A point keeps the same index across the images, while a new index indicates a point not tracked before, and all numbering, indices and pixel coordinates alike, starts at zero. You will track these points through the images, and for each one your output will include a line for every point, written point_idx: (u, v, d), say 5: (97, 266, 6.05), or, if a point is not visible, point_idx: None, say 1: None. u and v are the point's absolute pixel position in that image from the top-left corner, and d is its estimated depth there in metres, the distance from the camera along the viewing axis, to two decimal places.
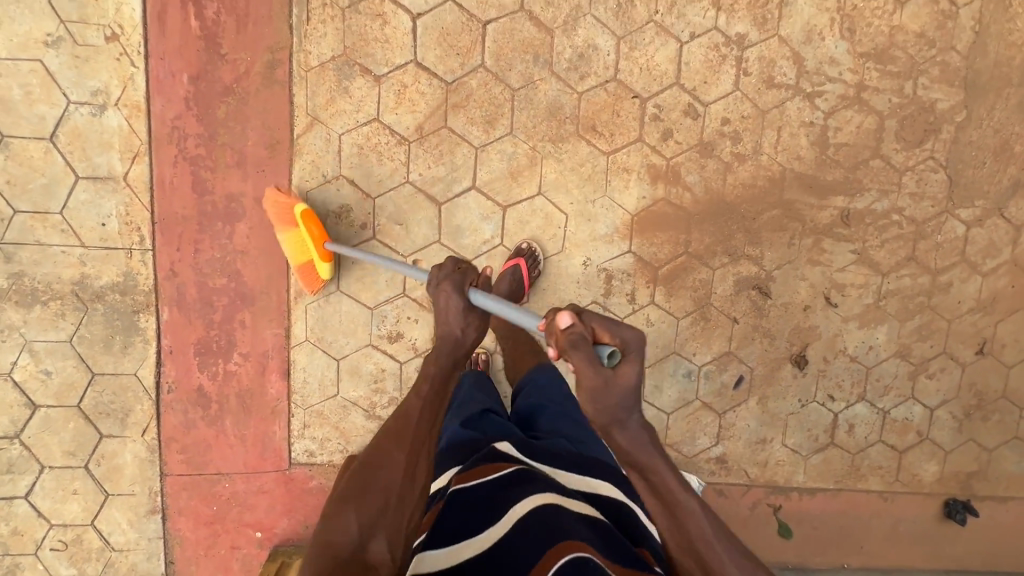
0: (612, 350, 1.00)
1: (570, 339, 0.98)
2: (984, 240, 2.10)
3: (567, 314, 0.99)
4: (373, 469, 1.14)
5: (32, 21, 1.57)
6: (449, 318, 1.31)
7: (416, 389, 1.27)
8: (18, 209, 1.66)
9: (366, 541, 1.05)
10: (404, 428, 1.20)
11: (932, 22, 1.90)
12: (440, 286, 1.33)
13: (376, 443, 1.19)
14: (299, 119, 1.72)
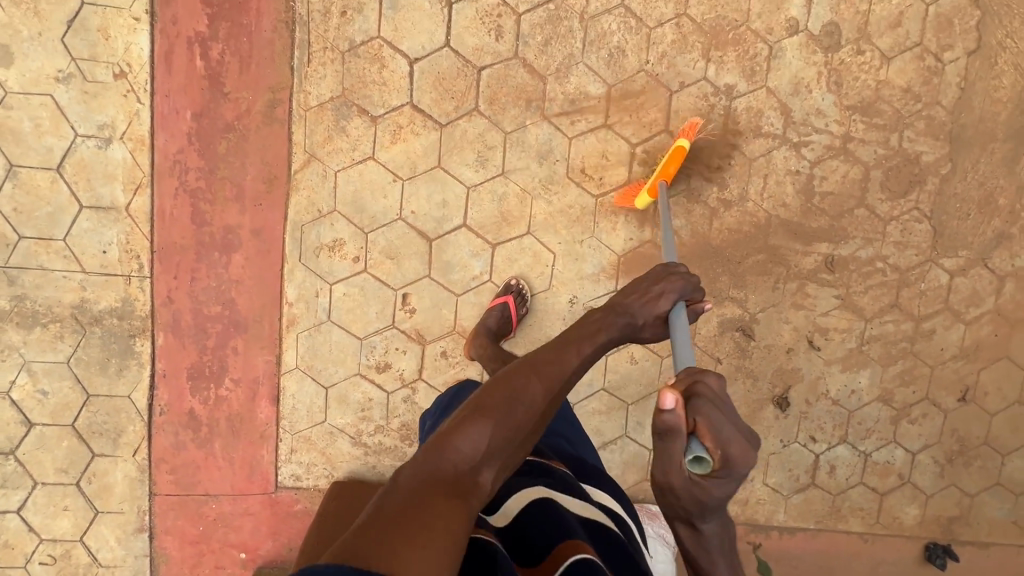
0: (704, 459, 0.82)
1: (664, 430, 0.81)
2: (967, 290, 2.13)
3: (672, 401, 0.81)
4: (511, 396, 1.04)
5: (44, 57, 1.63)
6: (633, 306, 1.26)
7: (579, 348, 1.16)
8: (23, 235, 1.72)
9: (479, 471, 0.94)
10: (557, 374, 1.10)
11: (918, 77, 1.94)
12: (666, 281, 1.28)
13: (522, 372, 1.08)
14: (297, 156, 1.78)
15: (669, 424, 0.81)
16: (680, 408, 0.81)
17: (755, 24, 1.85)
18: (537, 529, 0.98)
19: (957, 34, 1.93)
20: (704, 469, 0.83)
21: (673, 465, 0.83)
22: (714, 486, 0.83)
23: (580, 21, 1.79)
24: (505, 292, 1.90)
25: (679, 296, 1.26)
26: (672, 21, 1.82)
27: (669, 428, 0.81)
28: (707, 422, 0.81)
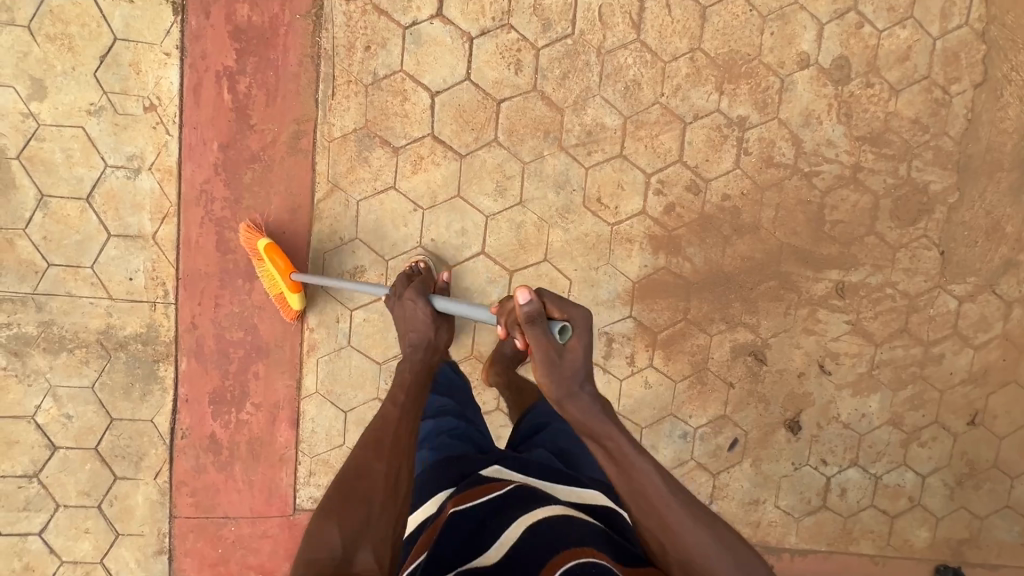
0: (564, 326, 1.11)
1: (527, 314, 1.10)
2: (976, 315, 2.16)
3: (524, 291, 1.11)
4: (351, 480, 1.14)
5: (77, 91, 1.67)
6: (415, 327, 1.41)
7: (393, 398, 1.30)
8: (52, 262, 1.75)
9: (351, 556, 1.01)
10: (380, 435, 1.22)
11: (926, 109, 1.99)
12: (402, 296, 1.46)
13: (356, 454, 1.19)
14: (320, 185, 1.81)
15: (529, 311, 1.11)
16: (532, 297, 1.12)
17: (767, 58, 1.90)
18: (519, 559, 0.96)
19: (964, 67, 1.98)
20: (569, 334, 1.11)
21: (546, 342, 1.09)
22: (580, 344, 1.10)
23: (597, 55, 1.84)
24: None
25: (428, 292, 1.46)
26: (686, 55, 1.87)
27: (531, 312, 1.11)
28: (550, 302, 1.13)
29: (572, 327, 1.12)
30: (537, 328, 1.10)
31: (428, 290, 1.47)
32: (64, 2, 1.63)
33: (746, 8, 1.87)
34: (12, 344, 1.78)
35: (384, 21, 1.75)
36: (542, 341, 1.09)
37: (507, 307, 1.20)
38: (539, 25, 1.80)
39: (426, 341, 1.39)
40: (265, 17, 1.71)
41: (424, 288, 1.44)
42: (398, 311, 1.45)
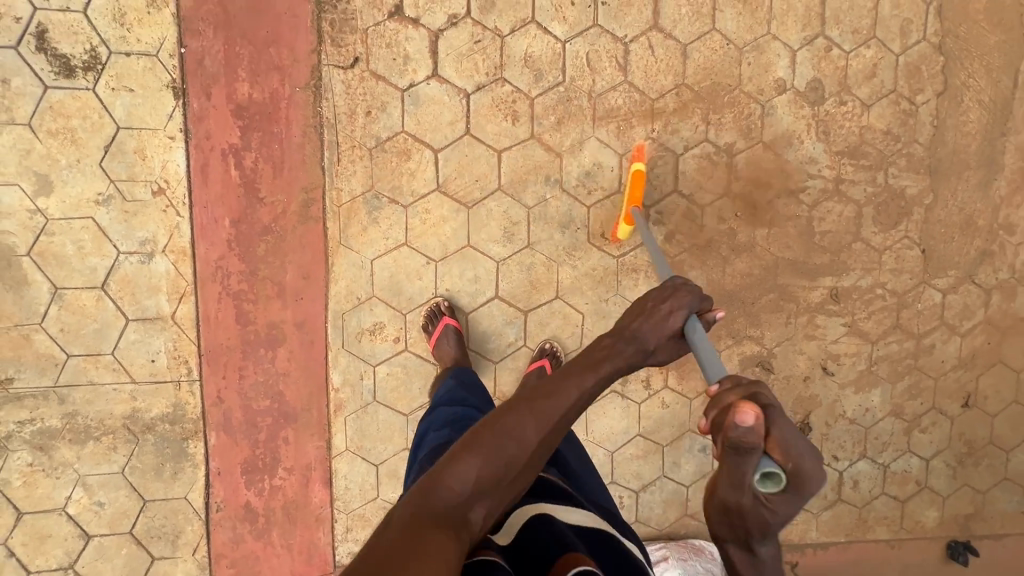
0: (777, 473, 0.79)
1: (735, 441, 0.78)
2: (960, 305, 2.31)
3: (749, 412, 0.78)
4: (505, 432, 0.95)
5: (83, 183, 1.68)
6: (646, 319, 1.16)
7: (581, 380, 1.03)
8: (72, 353, 1.75)
9: (469, 512, 0.88)
10: (552, 407, 0.99)
11: (896, 120, 2.12)
12: (675, 296, 1.21)
13: (518, 408, 0.99)
14: (333, 249, 1.85)
15: (740, 437, 0.78)
16: (758, 422, 0.78)
17: (747, 87, 2.00)
18: (537, 544, 0.96)
19: (926, 79, 2.11)
20: (779, 489, 0.80)
21: (740, 482, 0.81)
22: (785, 503, 0.81)
23: (588, 99, 1.91)
24: (540, 355, 1.97)
25: (692, 309, 1.20)
26: (672, 91, 1.96)
27: (743, 442, 0.78)
28: (780, 437, 0.79)
29: (784, 480, 0.79)
30: (742, 464, 0.80)
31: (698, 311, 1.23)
32: (64, 97, 1.63)
33: (723, 42, 1.96)
34: (37, 439, 1.77)
35: (382, 86, 1.79)
36: (735, 478, 0.81)
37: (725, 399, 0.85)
38: (531, 75, 1.87)
39: (642, 348, 1.12)
40: (265, 93, 1.73)
41: (698, 301, 1.19)
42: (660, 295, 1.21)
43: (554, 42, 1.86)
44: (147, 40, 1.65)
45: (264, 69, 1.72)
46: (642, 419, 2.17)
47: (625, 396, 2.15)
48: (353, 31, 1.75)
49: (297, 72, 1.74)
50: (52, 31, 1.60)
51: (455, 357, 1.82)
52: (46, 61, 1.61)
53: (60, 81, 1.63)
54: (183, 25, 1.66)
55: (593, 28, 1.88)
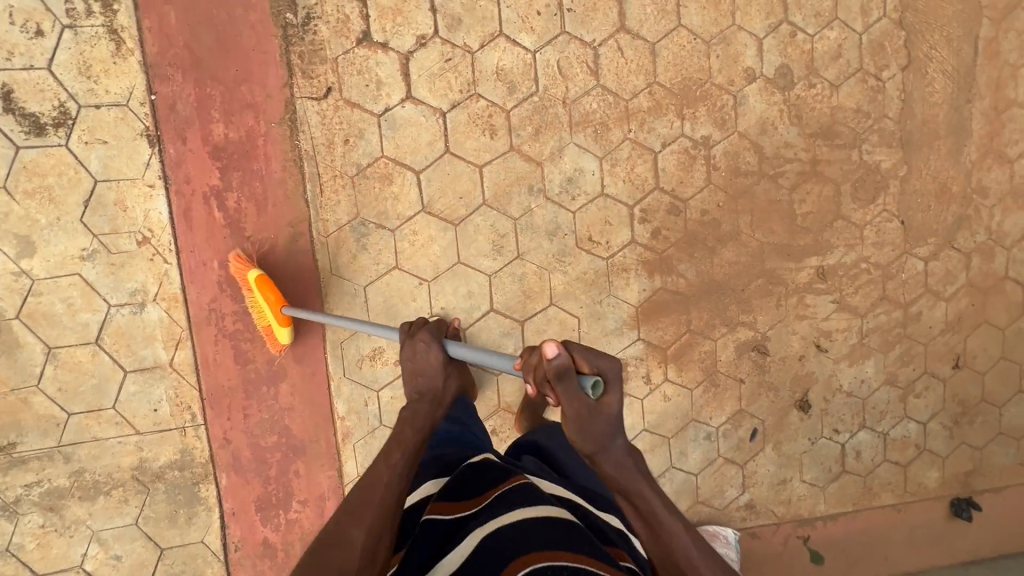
0: (595, 380, 0.98)
1: (555, 368, 0.97)
2: (942, 271, 2.36)
3: (551, 344, 0.98)
4: (328, 545, 1.04)
5: (66, 239, 1.66)
6: (424, 372, 1.24)
7: (387, 458, 1.15)
8: (72, 411, 1.74)
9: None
10: (365, 498, 1.09)
11: (864, 98, 2.16)
12: (418, 336, 1.25)
13: (340, 518, 1.07)
14: (325, 279, 1.85)
15: (558, 366, 0.98)
16: (561, 351, 0.98)
17: (718, 79, 2.03)
18: (486, 561, 0.94)
19: (890, 54, 2.16)
20: (603, 390, 0.99)
21: (579, 400, 0.98)
22: (614, 400, 0.99)
23: (563, 106, 1.93)
24: None
25: (440, 335, 1.25)
26: (645, 90, 1.98)
27: (560, 368, 0.98)
28: (581, 354, 0.99)
29: (603, 381, 0.99)
30: (569, 385, 0.98)
31: (443, 332, 1.28)
32: (37, 155, 1.61)
33: (691, 38, 1.98)
34: (46, 500, 1.76)
35: (358, 113, 1.79)
36: (575, 401, 0.98)
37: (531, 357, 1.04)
38: (505, 88, 1.88)
39: (433, 390, 1.23)
40: (241, 131, 1.72)
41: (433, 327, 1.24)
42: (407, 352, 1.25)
43: (524, 53, 1.87)
44: (115, 90, 1.63)
45: (237, 108, 1.71)
46: (646, 415, 2.20)
47: (628, 393, 2.17)
48: (323, 61, 1.75)
49: (270, 107, 1.73)
50: (18, 90, 1.58)
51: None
52: (15, 121, 1.59)
53: (32, 140, 1.61)
54: (151, 71, 1.65)
55: (561, 35, 1.89)
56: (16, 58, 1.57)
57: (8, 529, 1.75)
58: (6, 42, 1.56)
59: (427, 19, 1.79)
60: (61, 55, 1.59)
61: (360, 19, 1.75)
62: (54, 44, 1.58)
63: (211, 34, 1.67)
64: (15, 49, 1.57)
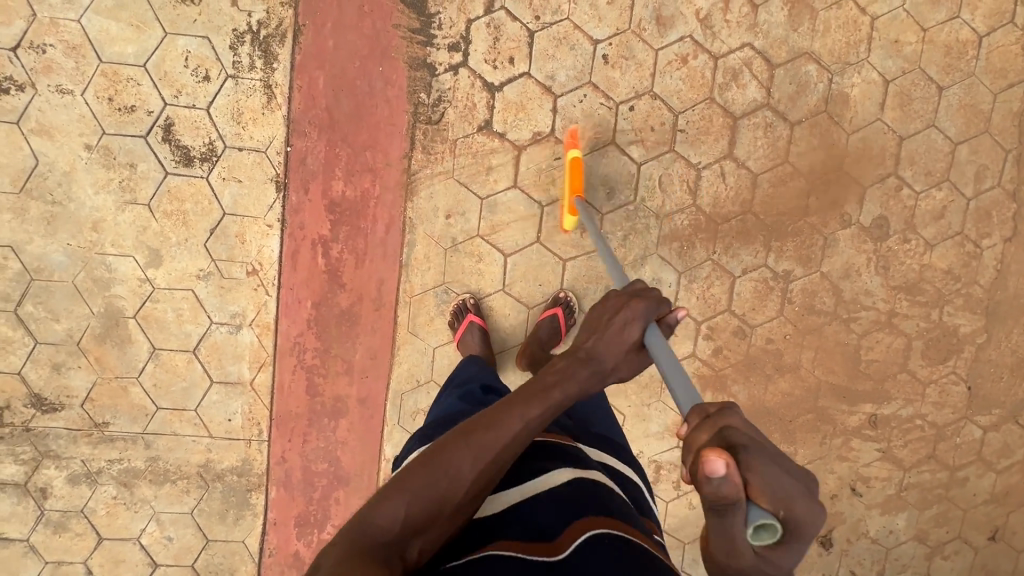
0: (769, 525, 0.67)
1: (714, 496, 0.66)
2: (999, 443, 2.31)
3: (720, 460, 0.65)
4: (436, 470, 0.93)
5: (189, 258, 1.85)
6: (597, 343, 1.06)
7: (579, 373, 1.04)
8: (160, 406, 1.94)
9: (401, 548, 0.88)
10: (490, 444, 0.94)
11: (958, 261, 2.13)
12: (631, 303, 1.09)
13: (455, 442, 0.96)
14: (400, 334, 1.98)
15: (717, 494, 0.66)
16: (732, 474, 0.66)
17: (813, 219, 2.05)
18: (557, 502, 0.98)
19: (995, 224, 2.12)
20: (777, 536, 0.68)
21: (732, 540, 0.69)
22: (786, 544, 0.70)
23: (655, 219, 1.99)
24: (554, 304, 1.96)
25: (650, 318, 1.08)
26: (738, 217, 2.02)
27: (722, 499, 0.66)
28: (763, 484, 0.66)
29: (779, 528, 0.67)
30: (726, 520, 0.68)
31: (656, 317, 1.09)
32: (181, 183, 1.80)
33: (795, 175, 2.01)
34: (122, 476, 1.97)
35: (465, 193, 1.90)
36: (729, 536, 0.69)
37: (699, 439, 0.74)
38: (604, 193, 1.95)
39: (600, 368, 1.04)
40: (357, 191, 1.87)
41: (655, 309, 1.06)
42: (610, 306, 1.10)
43: (630, 163, 1.94)
44: (258, 138, 1.80)
45: (358, 170, 1.86)
46: (669, 519, 2.22)
47: (654, 495, 2.20)
48: (444, 141, 1.87)
49: (387, 174, 1.87)
50: (177, 124, 1.77)
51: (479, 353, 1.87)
52: (169, 150, 1.78)
53: (179, 169, 1.80)
54: (292, 126, 1.81)
55: (669, 153, 1.95)
56: (182, 96, 1.76)
57: (86, 494, 1.97)
58: (178, 81, 1.75)
59: (547, 118, 1.88)
60: (219, 100, 1.77)
61: (485, 108, 1.86)
62: (216, 90, 1.76)
63: (350, 100, 1.81)
64: (183, 89, 1.75)
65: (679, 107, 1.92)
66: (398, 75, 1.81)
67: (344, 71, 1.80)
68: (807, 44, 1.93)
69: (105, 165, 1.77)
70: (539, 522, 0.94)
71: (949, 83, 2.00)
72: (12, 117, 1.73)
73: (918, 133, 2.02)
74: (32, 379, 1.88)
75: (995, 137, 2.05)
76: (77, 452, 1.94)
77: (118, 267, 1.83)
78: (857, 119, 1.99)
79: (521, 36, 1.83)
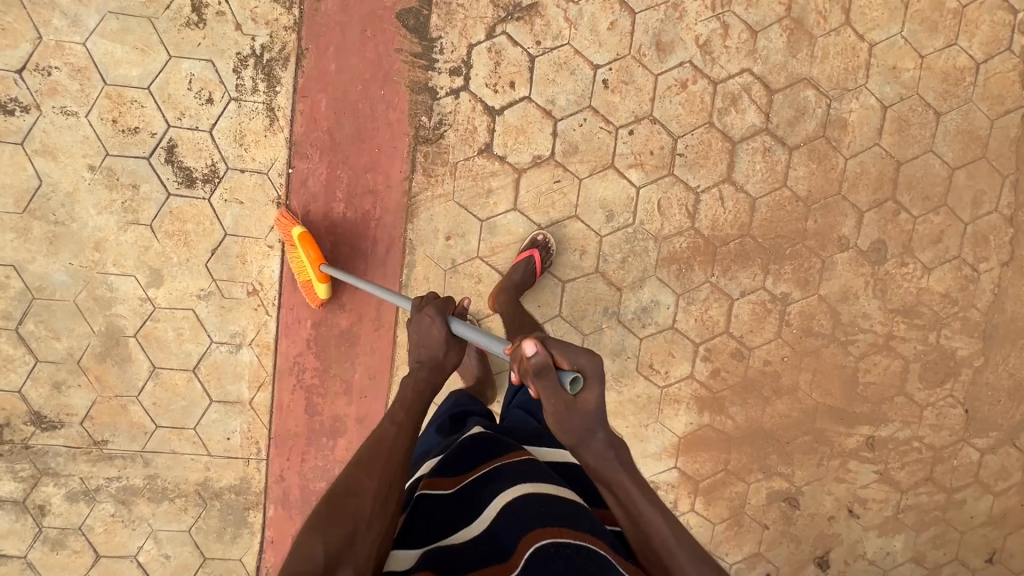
0: (574, 376, 1.01)
1: (534, 365, 1.01)
2: (997, 465, 2.31)
3: (531, 342, 1.02)
4: (341, 495, 1.04)
5: (190, 278, 1.86)
6: (426, 343, 1.26)
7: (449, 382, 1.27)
8: (160, 424, 1.94)
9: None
10: (377, 454, 1.11)
11: (956, 284, 2.14)
12: (423, 310, 1.28)
13: (353, 472, 1.08)
14: (399, 353, 1.98)
15: (537, 363, 1.01)
16: (540, 350, 1.01)
17: (811, 242, 2.06)
18: (505, 526, 0.98)
19: (993, 248, 2.13)
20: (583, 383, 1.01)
21: (557, 396, 1.01)
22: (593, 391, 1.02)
23: (654, 241, 2.00)
24: (531, 246, 1.90)
25: (446, 311, 1.29)
26: (736, 240, 2.03)
27: (539, 365, 1.01)
28: (562, 351, 1.02)
29: (583, 377, 1.01)
30: (547, 382, 1.01)
31: (449, 309, 1.31)
32: (183, 204, 1.82)
33: (793, 199, 2.02)
34: (120, 494, 1.98)
35: (465, 215, 1.92)
36: (554, 395, 1.01)
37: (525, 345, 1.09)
38: (604, 216, 1.97)
39: (435, 362, 1.25)
40: (358, 213, 1.88)
41: (445, 301, 1.28)
42: (413, 324, 1.28)
43: (629, 187, 1.95)
44: (260, 160, 1.81)
45: (359, 192, 1.87)
46: None
47: None
48: (445, 164, 1.88)
49: (388, 196, 1.88)
50: (180, 146, 1.78)
51: (477, 376, 1.88)
52: (172, 172, 1.79)
53: (181, 190, 1.81)
54: (293, 148, 1.82)
55: (668, 177, 1.96)
56: (185, 119, 1.77)
57: (84, 511, 1.97)
58: (181, 104, 1.76)
59: (547, 141, 1.90)
60: (222, 122, 1.78)
61: (486, 131, 1.87)
62: (219, 112, 1.78)
63: (352, 123, 1.83)
64: (187, 111, 1.77)
65: (678, 131, 1.94)
66: (400, 99, 1.83)
67: (347, 94, 1.81)
68: (805, 69, 1.94)
69: (107, 186, 1.78)
70: (493, 548, 0.95)
71: (947, 109, 2.01)
72: (16, 138, 1.74)
73: (916, 158, 2.03)
74: (33, 397, 1.89)
75: (992, 163, 2.06)
76: (76, 470, 1.95)
77: (120, 286, 1.84)
78: (855, 144, 2.00)
79: (522, 60, 1.85)
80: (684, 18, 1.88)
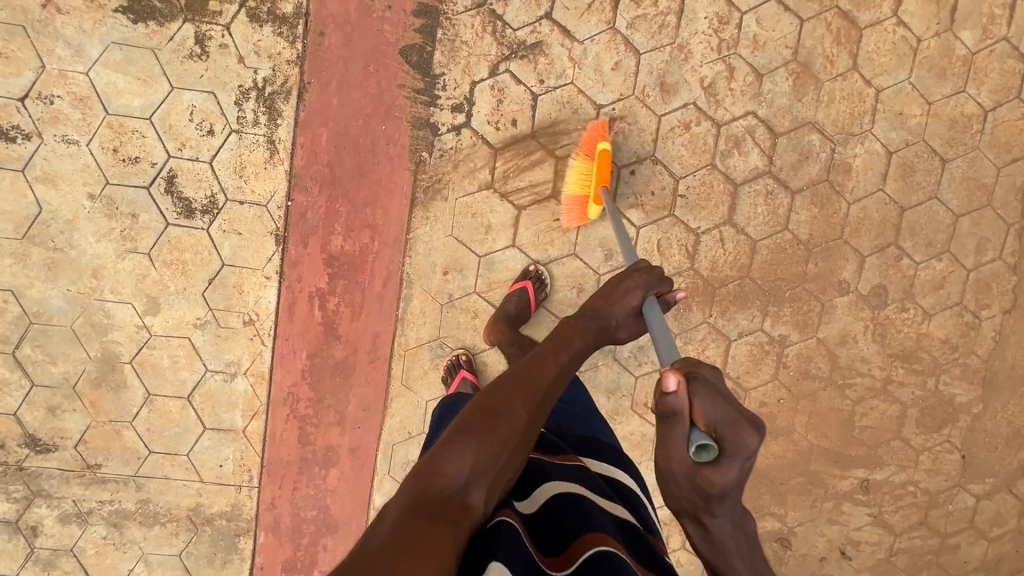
0: (705, 442, 0.84)
1: (663, 406, 0.87)
2: (992, 511, 2.27)
3: (672, 378, 0.87)
4: (490, 415, 0.98)
5: (186, 307, 1.86)
6: (615, 305, 1.30)
7: (558, 356, 1.15)
8: (153, 450, 1.95)
9: (467, 492, 0.86)
10: (535, 387, 1.06)
11: (956, 330, 2.12)
12: (635, 275, 1.34)
13: (504, 391, 1.03)
14: (394, 386, 1.97)
15: (668, 406, 0.87)
16: (680, 390, 0.87)
17: (811, 285, 2.04)
18: (569, 514, 0.98)
19: (995, 295, 2.10)
20: (713, 454, 0.85)
21: (675, 453, 0.87)
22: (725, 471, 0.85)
23: None
24: (523, 277, 1.90)
25: (650, 288, 1.33)
26: (735, 281, 2.01)
27: (669, 410, 0.87)
28: (704, 405, 0.86)
29: (714, 447, 0.85)
30: (670, 430, 0.88)
31: (654, 289, 1.34)
32: (182, 233, 1.82)
33: (794, 242, 2.00)
34: (112, 517, 1.98)
35: (463, 251, 1.91)
36: (672, 448, 0.88)
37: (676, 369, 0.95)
38: (603, 255, 1.95)
39: (608, 327, 1.28)
40: (356, 246, 1.88)
41: (654, 280, 1.32)
42: (621, 279, 1.34)
43: (629, 227, 1.94)
44: (259, 192, 1.81)
45: (358, 226, 1.86)
46: None
47: None
48: (444, 199, 1.88)
49: (387, 230, 1.88)
50: (180, 176, 1.78)
51: None
52: (172, 202, 1.80)
53: (180, 220, 1.81)
54: (293, 181, 1.82)
55: (668, 218, 1.95)
56: (186, 149, 1.77)
57: (76, 533, 1.98)
58: (182, 134, 1.76)
59: (548, 179, 1.89)
60: (223, 153, 1.78)
61: (487, 169, 1.87)
62: (220, 144, 1.77)
63: (352, 157, 1.82)
64: (187, 142, 1.77)
65: (680, 173, 1.92)
66: (401, 134, 1.82)
67: (348, 129, 1.81)
68: (810, 113, 1.93)
69: (107, 214, 1.79)
70: (557, 531, 0.94)
71: (953, 156, 1.99)
72: (17, 164, 1.75)
73: (920, 204, 2.01)
74: (28, 420, 1.90)
75: (997, 211, 2.04)
76: (69, 492, 1.96)
77: (116, 313, 1.85)
78: (858, 189, 1.99)
79: (525, 99, 1.84)
80: (690, 59, 1.87)
